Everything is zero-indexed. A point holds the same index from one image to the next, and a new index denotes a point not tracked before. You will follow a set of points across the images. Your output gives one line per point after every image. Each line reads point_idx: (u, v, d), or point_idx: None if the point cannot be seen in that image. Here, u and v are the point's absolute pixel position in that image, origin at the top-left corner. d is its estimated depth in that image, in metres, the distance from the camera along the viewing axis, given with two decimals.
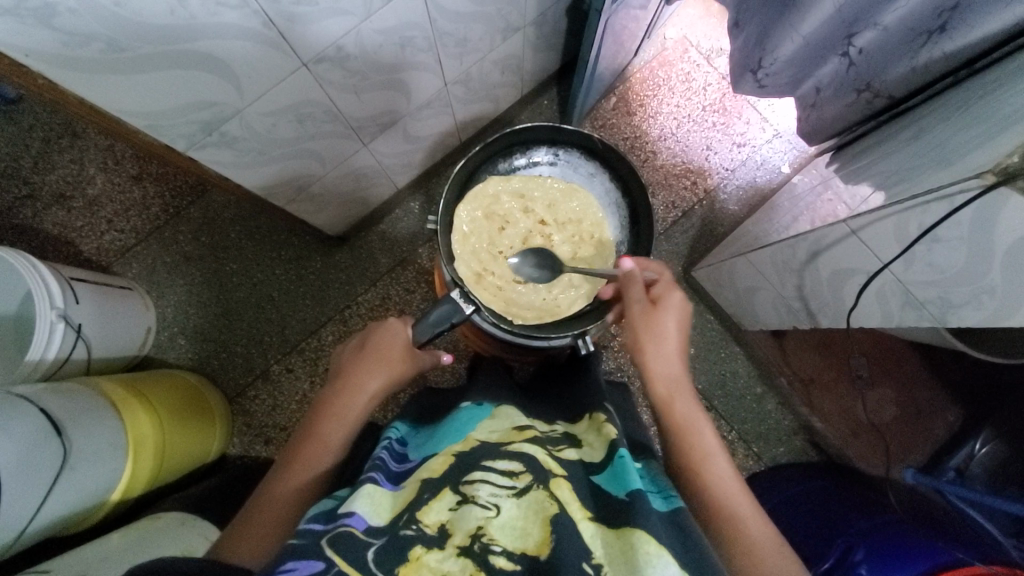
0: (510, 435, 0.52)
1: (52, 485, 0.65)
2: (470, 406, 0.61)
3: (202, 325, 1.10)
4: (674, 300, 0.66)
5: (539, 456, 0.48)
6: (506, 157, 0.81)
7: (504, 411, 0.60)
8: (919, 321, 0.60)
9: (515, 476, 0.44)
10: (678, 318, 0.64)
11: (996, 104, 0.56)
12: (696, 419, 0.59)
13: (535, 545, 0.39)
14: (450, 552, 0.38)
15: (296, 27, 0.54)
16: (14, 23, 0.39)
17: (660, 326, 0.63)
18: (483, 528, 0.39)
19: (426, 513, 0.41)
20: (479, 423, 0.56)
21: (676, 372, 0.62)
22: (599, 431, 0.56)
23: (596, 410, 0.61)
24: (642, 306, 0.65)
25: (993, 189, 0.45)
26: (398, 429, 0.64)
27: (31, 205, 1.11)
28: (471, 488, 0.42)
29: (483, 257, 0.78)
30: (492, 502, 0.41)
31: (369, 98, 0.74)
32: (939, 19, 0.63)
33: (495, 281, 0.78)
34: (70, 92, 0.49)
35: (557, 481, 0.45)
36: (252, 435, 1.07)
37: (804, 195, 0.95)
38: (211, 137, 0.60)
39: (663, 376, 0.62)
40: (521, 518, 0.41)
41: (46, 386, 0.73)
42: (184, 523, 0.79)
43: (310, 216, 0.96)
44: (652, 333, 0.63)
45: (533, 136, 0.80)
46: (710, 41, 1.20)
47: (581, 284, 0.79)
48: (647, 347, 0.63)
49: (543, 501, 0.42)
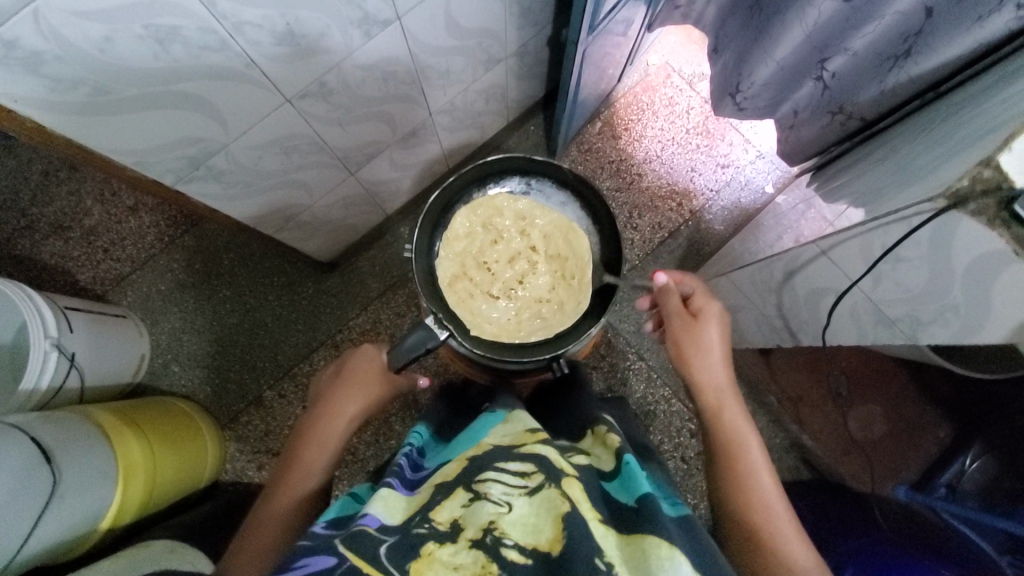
0: (521, 437, 0.50)
1: (40, 515, 0.65)
2: (483, 415, 0.60)
3: (196, 352, 1.12)
4: (712, 312, 0.67)
5: (551, 457, 0.45)
6: (480, 187, 0.82)
7: (518, 415, 0.59)
8: (892, 338, 0.61)
9: (528, 476, 0.42)
10: (717, 331, 0.66)
11: (954, 127, 0.57)
12: (742, 434, 0.61)
13: (547, 542, 0.37)
14: (461, 545, 0.37)
15: (278, 67, 0.56)
16: (2, 70, 0.41)
17: (702, 340, 0.65)
18: (494, 523, 0.38)
19: (438, 511, 0.40)
20: (492, 429, 0.55)
21: (721, 384, 0.64)
22: (604, 444, 0.54)
23: (597, 423, 0.61)
24: (682, 318, 0.67)
25: (945, 212, 0.47)
26: (419, 435, 0.64)
27: (28, 236, 1.13)
28: (483, 486, 0.41)
29: (461, 267, 0.80)
30: (504, 500, 0.39)
31: (355, 129, 0.77)
32: (905, 44, 0.65)
33: (462, 288, 0.79)
34: (58, 134, 0.51)
35: (570, 480, 0.43)
36: (245, 461, 1.07)
37: (785, 214, 0.95)
38: (198, 171, 0.62)
39: (710, 389, 0.64)
40: (533, 515, 0.39)
41: (37, 415, 0.74)
42: (172, 551, 0.79)
43: (301, 243, 0.98)
44: (697, 346, 0.65)
45: (505, 165, 0.81)
46: (692, 66, 1.23)
47: (548, 317, 0.79)
48: (694, 360, 0.65)
49: (554, 498, 0.40)
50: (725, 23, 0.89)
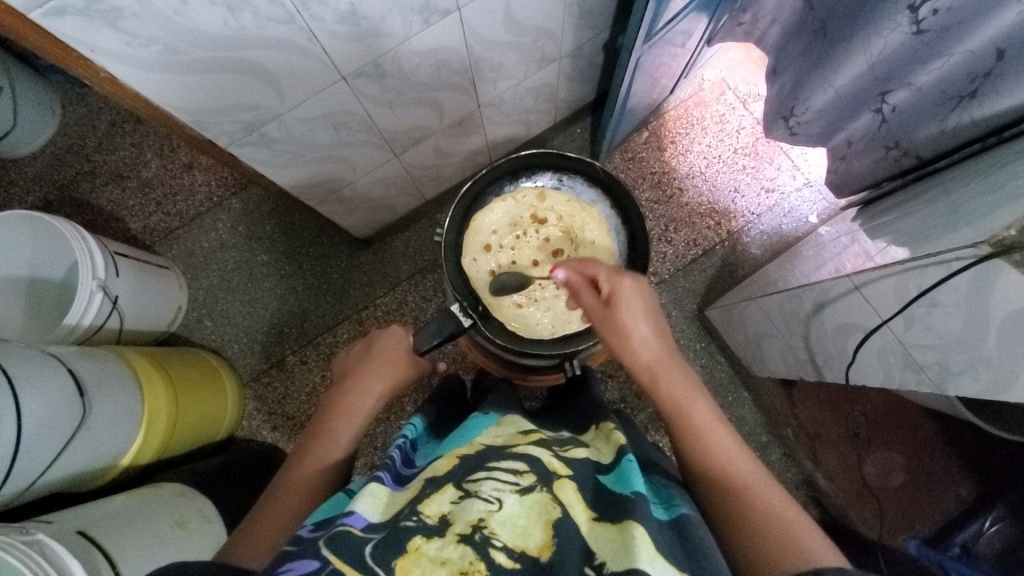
0: (516, 438, 0.51)
1: (67, 443, 0.69)
2: (476, 415, 0.61)
3: (229, 310, 1.16)
4: (626, 289, 0.64)
5: (543, 457, 0.46)
6: (512, 180, 0.83)
7: (510, 418, 0.60)
8: (918, 385, 0.58)
9: (520, 475, 0.43)
10: (633, 307, 0.63)
11: (1012, 175, 0.55)
12: (686, 396, 0.57)
13: (536, 547, 0.37)
14: (450, 539, 0.36)
15: (337, 45, 0.58)
16: (85, 22, 0.44)
17: (619, 321, 0.63)
18: (484, 520, 0.38)
19: (426, 504, 0.39)
20: (485, 429, 0.56)
21: (656, 358, 0.61)
22: (607, 438, 0.55)
23: (603, 419, 0.61)
24: (598, 309, 0.65)
25: (988, 260, 0.46)
26: (413, 427, 0.64)
27: (90, 181, 1.19)
28: (474, 485, 0.41)
29: (525, 212, 0.82)
30: (495, 497, 0.40)
31: (403, 113, 0.79)
32: (972, 85, 0.62)
33: (505, 238, 0.81)
34: (127, 86, 0.54)
35: (562, 481, 0.44)
36: (261, 420, 1.12)
37: (828, 244, 0.93)
38: (251, 136, 0.65)
39: (644, 363, 0.61)
40: (523, 517, 0.39)
41: (77, 350, 0.78)
42: (181, 495, 0.83)
43: (339, 217, 1.01)
44: (616, 331, 0.63)
45: (538, 161, 0.83)
46: (748, 85, 1.21)
47: None
48: (620, 342, 0.62)
49: (546, 503, 0.41)
50: (786, 45, 0.87)
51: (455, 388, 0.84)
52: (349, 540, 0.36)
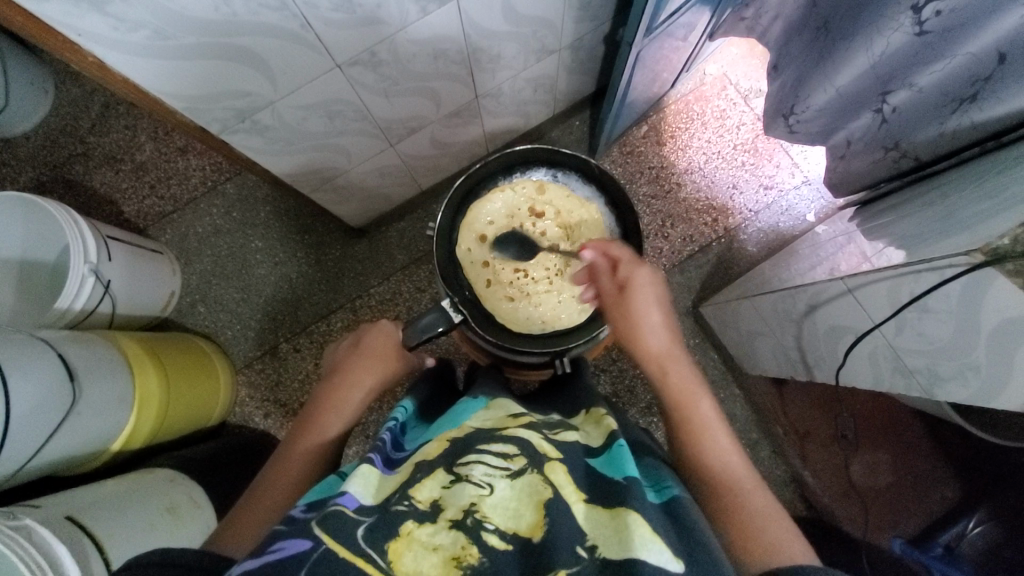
0: (504, 422, 0.51)
1: (57, 427, 0.69)
2: (467, 399, 0.61)
3: (223, 296, 1.16)
4: (640, 277, 0.66)
5: (533, 440, 0.46)
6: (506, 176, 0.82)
7: (499, 402, 0.60)
8: (907, 389, 0.59)
9: (511, 458, 0.42)
10: (648, 295, 0.65)
11: (1008, 182, 0.55)
12: (692, 392, 0.59)
13: (527, 527, 0.38)
14: (441, 525, 0.36)
15: (331, 31, 0.57)
16: (71, 6, 0.43)
17: (636, 307, 0.64)
18: (476, 505, 0.38)
19: (418, 488, 0.39)
20: (475, 413, 0.56)
21: (665, 348, 0.63)
22: (597, 422, 0.55)
23: (592, 406, 0.61)
24: (610, 292, 0.67)
25: (981, 267, 0.46)
26: (403, 411, 0.64)
27: (83, 162, 1.18)
28: (465, 468, 0.41)
29: (523, 204, 0.82)
30: (486, 482, 0.39)
31: (399, 102, 0.78)
32: (971, 88, 0.62)
33: (501, 229, 0.81)
34: (115, 70, 0.53)
35: (551, 463, 0.43)
36: (253, 407, 1.12)
37: (824, 243, 0.92)
38: (243, 124, 0.65)
39: (653, 353, 0.62)
40: (514, 499, 0.39)
41: (68, 334, 0.78)
42: (171, 480, 0.83)
43: (334, 205, 1.00)
44: (628, 315, 0.64)
45: (534, 155, 0.82)
46: (749, 80, 1.20)
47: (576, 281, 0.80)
48: (639, 332, 0.63)
49: (537, 484, 0.41)
50: (789, 42, 0.86)
51: (447, 379, 0.84)
52: (340, 525, 0.36)
